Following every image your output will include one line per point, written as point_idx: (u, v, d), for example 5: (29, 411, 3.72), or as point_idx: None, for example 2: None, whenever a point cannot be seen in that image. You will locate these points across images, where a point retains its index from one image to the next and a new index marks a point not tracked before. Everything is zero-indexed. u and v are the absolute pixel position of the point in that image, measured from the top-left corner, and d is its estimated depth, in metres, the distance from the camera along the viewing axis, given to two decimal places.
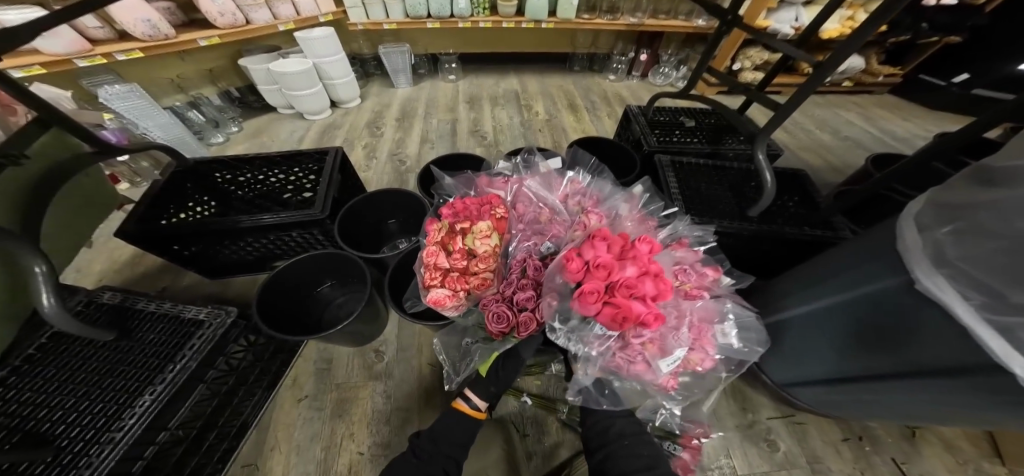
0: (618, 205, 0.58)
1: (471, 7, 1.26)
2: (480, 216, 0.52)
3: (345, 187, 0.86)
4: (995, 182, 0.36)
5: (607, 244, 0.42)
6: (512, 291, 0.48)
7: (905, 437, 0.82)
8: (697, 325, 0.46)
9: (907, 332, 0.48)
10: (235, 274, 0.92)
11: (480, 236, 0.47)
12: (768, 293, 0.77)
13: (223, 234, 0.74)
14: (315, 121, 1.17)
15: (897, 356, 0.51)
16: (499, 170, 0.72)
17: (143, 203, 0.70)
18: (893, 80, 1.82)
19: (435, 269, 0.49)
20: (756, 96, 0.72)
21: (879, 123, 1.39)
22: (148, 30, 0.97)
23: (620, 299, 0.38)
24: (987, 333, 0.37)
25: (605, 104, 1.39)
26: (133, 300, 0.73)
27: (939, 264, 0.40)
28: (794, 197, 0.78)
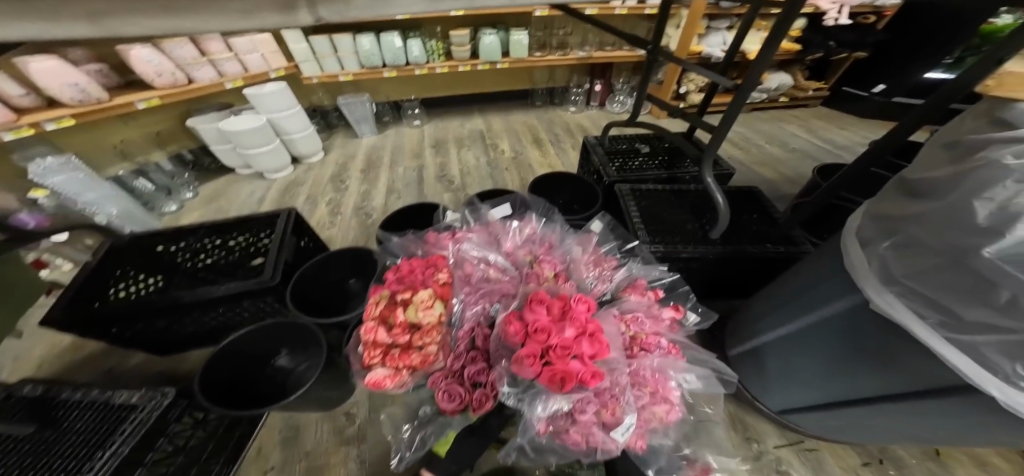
0: (571, 248, 0.55)
1: (426, 54, 1.33)
2: (423, 283, 0.45)
3: (301, 249, 0.83)
4: (918, 193, 0.34)
5: (544, 304, 0.39)
6: (461, 365, 0.42)
7: (930, 458, 0.74)
8: (652, 377, 0.42)
9: (887, 351, 0.44)
10: (189, 348, 0.86)
11: (422, 306, 0.41)
12: (746, 313, 0.72)
13: (168, 310, 0.70)
14: (277, 180, 1.18)
15: (888, 376, 0.46)
16: (446, 223, 0.66)
17: (73, 286, 0.66)
18: (822, 93, 1.66)
19: (374, 347, 0.40)
20: (701, 122, 0.71)
21: (818, 133, 1.41)
22: (76, 95, 0.88)
23: (559, 362, 0.34)
24: (953, 353, 0.32)
25: (568, 136, 1.42)
26: (58, 390, 0.69)
27: (888, 281, 0.37)
28: (754, 214, 0.76)
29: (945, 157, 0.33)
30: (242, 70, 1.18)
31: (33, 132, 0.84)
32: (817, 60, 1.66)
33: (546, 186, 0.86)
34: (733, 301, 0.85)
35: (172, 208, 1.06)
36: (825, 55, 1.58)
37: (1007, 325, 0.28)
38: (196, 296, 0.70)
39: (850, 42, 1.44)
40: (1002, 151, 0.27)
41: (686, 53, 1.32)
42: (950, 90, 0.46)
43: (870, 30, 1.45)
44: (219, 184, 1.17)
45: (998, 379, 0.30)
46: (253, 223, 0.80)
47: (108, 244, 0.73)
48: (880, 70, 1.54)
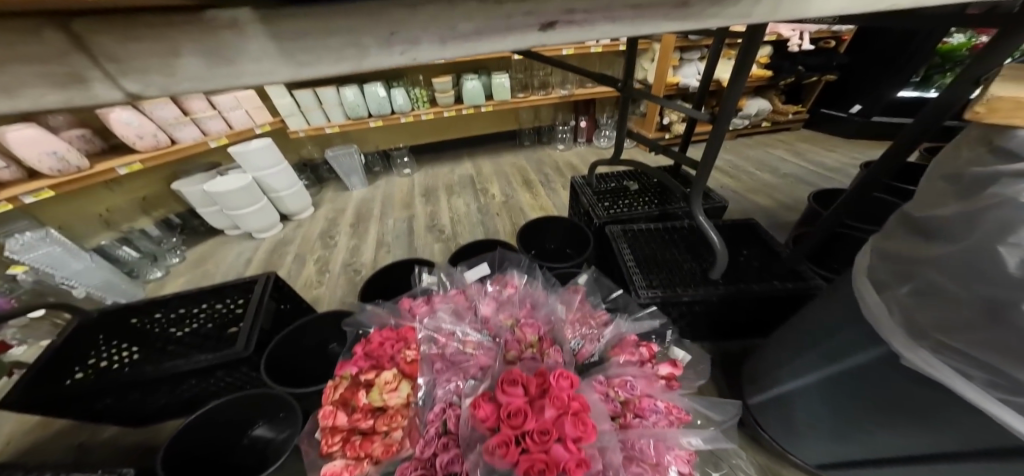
0: (555, 306, 0.51)
1: (411, 102, 1.37)
2: (390, 360, 0.42)
3: (280, 314, 0.77)
4: (929, 232, 0.30)
5: (518, 380, 0.33)
6: (431, 453, 0.34)
7: None
8: (655, 450, 0.34)
9: (937, 408, 0.36)
10: (163, 420, 0.77)
11: (385, 388, 0.38)
12: (761, 357, 0.64)
13: (138, 386, 0.64)
14: (265, 239, 1.17)
15: (945, 433, 0.37)
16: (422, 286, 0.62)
17: (39, 361, 0.62)
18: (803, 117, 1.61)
19: (333, 432, 0.37)
20: (685, 158, 0.69)
21: (808, 156, 1.39)
22: (57, 164, 0.79)
23: (536, 448, 0.28)
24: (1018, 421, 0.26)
25: (558, 175, 1.42)
26: None
27: (916, 334, 0.31)
28: (753, 248, 0.72)
29: (950, 190, 0.29)
30: (226, 127, 1.14)
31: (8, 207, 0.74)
32: (791, 85, 1.62)
33: (535, 232, 0.79)
34: (750, 340, 0.77)
35: (157, 275, 1.04)
36: (797, 81, 1.55)
37: None
38: (166, 370, 0.64)
39: (819, 65, 1.43)
40: (1016, 186, 0.23)
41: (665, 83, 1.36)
42: (934, 109, 0.44)
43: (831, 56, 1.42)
44: (207, 247, 1.16)
45: None
46: (227, 291, 0.75)
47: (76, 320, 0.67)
48: (853, 91, 1.50)
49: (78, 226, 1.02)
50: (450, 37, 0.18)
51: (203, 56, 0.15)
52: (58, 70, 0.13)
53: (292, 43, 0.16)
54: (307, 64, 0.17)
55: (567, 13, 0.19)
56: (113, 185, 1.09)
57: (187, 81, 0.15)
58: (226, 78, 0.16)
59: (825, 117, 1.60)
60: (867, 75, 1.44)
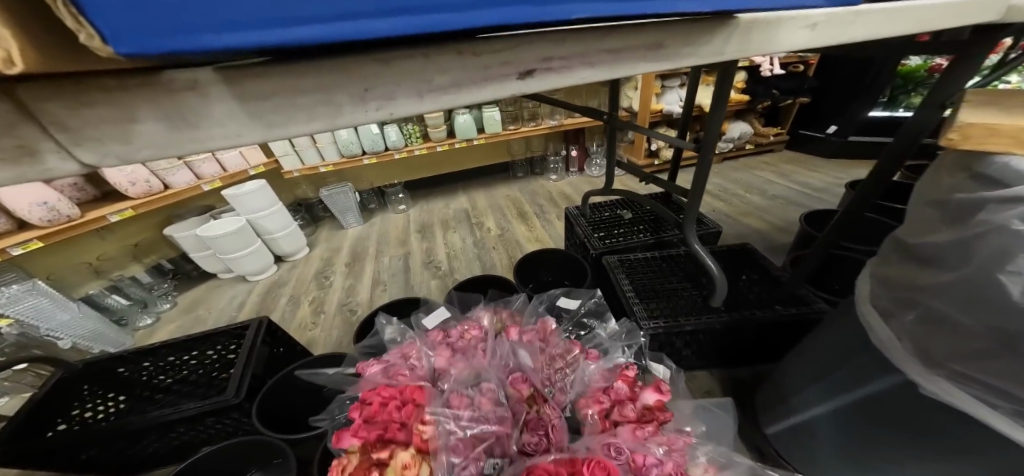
0: (520, 352, 0.47)
1: (405, 138, 1.41)
2: (399, 429, 0.34)
3: (275, 358, 0.74)
4: (926, 260, 0.29)
5: (546, 473, 0.29)
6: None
7: None
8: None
9: (964, 443, 0.34)
10: (149, 471, 0.74)
11: (402, 474, 0.30)
12: (774, 383, 0.60)
13: (122, 436, 0.62)
14: (259, 281, 1.15)
15: (983, 466, 0.34)
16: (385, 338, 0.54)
17: (21, 414, 0.61)
18: (783, 139, 1.67)
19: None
20: (675, 186, 0.70)
21: (795, 177, 1.42)
22: (47, 214, 0.78)
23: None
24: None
25: (552, 205, 1.44)
26: None
27: (930, 364, 0.29)
28: (753, 274, 0.71)
29: (938, 217, 0.28)
30: (221, 170, 1.14)
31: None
32: (768, 108, 1.69)
33: (530, 266, 0.78)
34: (759, 367, 0.74)
35: (147, 322, 1.01)
36: (773, 104, 1.63)
37: None
38: (151, 419, 0.61)
39: (792, 89, 1.51)
40: (1004, 213, 0.23)
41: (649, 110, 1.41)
42: (909, 133, 0.45)
43: (802, 79, 1.49)
44: (199, 291, 1.14)
45: None
46: (219, 338, 0.73)
47: (62, 370, 0.67)
48: (826, 112, 1.57)
49: (69, 276, 1.00)
50: (426, 91, 0.15)
51: (163, 120, 0.11)
52: (7, 143, 0.10)
53: (262, 103, 0.13)
54: (283, 125, 0.13)
55: (544, 61, 0.17)
56: (105, 232, 1.07)
57: (150, 149, 0.12)
58: (190, 147, 0.12)
59: (804, 138, 1.65)
60: (837, 98, 1.52)
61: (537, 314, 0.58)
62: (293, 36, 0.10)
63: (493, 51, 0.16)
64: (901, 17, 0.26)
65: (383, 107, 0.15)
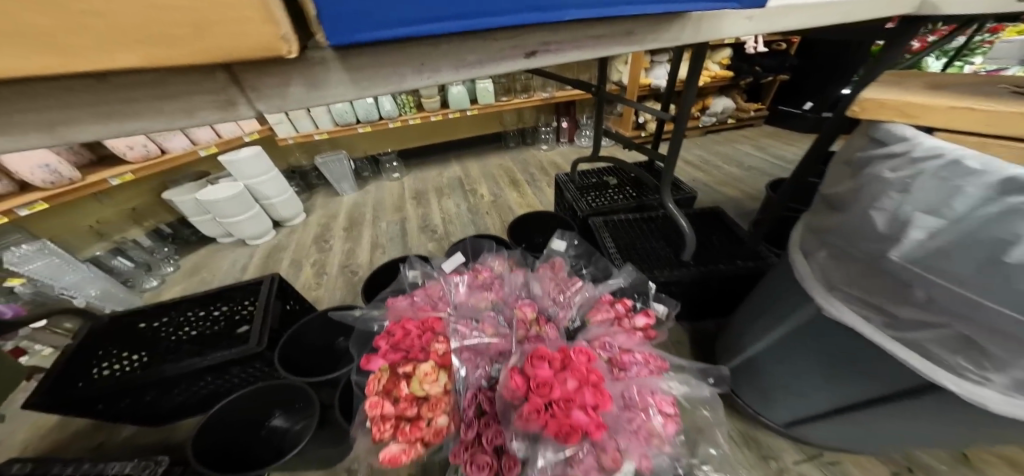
0: (533, 283, 0.56)
1: (399, 108, 1.43)
2: (421, 352, 0.42)
3: (288, 314, 0.79)
4: (836, 206, 0.37)
5: (545, 357, 0.37)
6: (474, 434, 0.39)
7: (959, 462, 0.66)
8: (638, 394, 0.40)
9: (863, 357, 0.44)
10: (177, 420, 0.82)
11: (426, 378, 0.38)
12: (733, 326, 0.70)
13: (157, 384, 0.68)
14: (260, 245, 1.20)
15: (869, 377, 0.45)
16: (406, 280, 0.61)
17: (53, 373, 0.62)
18: (764, 113, 1.74)
19: (382, 420, 0.38)
20: (657, 154, 0.77)
21: (771, 149, 1.50)
22: (49, 177, 0.80)
23: (562, 415, 0.32)
24: (902, 351, 0.33)
25: (543, 174, 1.49)
26: (45, 467, 0.59)
27: (830, 287, 0.38)
28: (719, 233, 0.81)
29: (847, 171, 0.36)
30: (215, 137, 1.15)
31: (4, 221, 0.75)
32: (752, 83, 1.74)
33: (524, 227, 0.85)
34: (716, 319, 0.85)
35: (153, 284, 1.05)
36: (757, 80, 1.68)
37: (936, 319, 0.30)
38: (185, 368, 0.68)
39: (774, 66, 1.56)
40: (881, 165, 0.31)
41: (638, 84, 1.45)
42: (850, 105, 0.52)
43: (785, 56, 1.54)
44: (200, 256, 1.17)
45: (948, 370, 0.31)
46: (231, 294, 0.76)
47: (89, 325, 0.68)
48: (805, 89, 1.64)
49: (70, 240, 1.03)
50: (461, 66, 0.21)
51: (303, 84, 0.17)
52: (221, 97, 0.16)
53: (359, 73, 0.19)
54: (370, 89, 0.19)
55: (544, 44, 0.23)
56: (103, 196, 1.09)
57: (293, 104, 0.18)
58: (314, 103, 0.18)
59: (783, 113, 1.73)
60: (817, 75, 1.57)
61: (547, 254, 0.66)
62: (395, 32, 0.16)
63: (507, 38, 0.21)
64: (824, 11, 0.32)
65: (430, 78, 0.21)
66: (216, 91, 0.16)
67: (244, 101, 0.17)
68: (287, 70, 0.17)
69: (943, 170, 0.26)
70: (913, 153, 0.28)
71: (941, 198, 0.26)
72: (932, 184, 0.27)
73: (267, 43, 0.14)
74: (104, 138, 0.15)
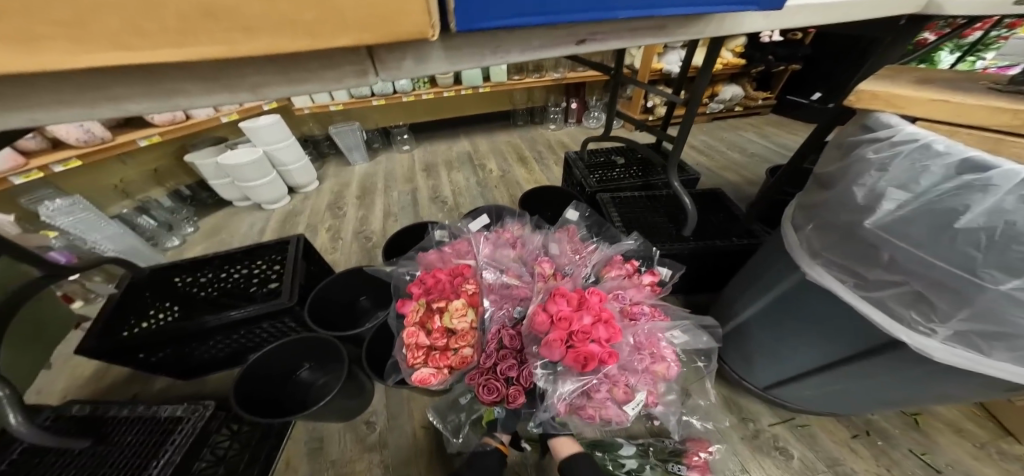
0: (550, 244, 0.63)
1: (413, 83, 1.45)
2: (453, 292, 0.51)
3: (312, 273, 0.84)
4: (825, 184, 0.43)
5: (564, 296, 0.45)
6: (492, 362, 0.46)
7: (911, 426, 0.75)
8: (647, 340, 0.48)
9: (841, 322, 0.50)
10: (210, 373, 0.83)
11: (456, 313, 0.48)
12: (724, 298, 0.77)
13: (195, 337, 0.70)
14: (275, 210, 1.24)
15: (842, 339, 0.51)
16: (434, 239, 0.67)
17: (103, 317, 0.67)
18: (772, 102, 1.76)
19: (416, 348, 0.47)
20: (665, 135, 0.81)
21: (774, 138, 1.54)
22: (84, 135, 0.91)
23: (580, 345, 0.40)
24: (869, 309, 0.39)
25: (550, 152, 1.53)
26: (105, 407, 0.64)
27: (815, 255, 0.44)
28: (719, 213, 0.87)
29: (837, 153, 0.42)
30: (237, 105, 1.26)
31: (39, 175, 0.86)
32: (762, 72, 1.75)
33: (536, 200, 0.91)
34: (707, 294, 0.91)
35: (175, 243, 1.10)
36: (767, 69, 1.69)
37: (895, 278, 0.36)
38: (218, 321, 0.69)
39: (787, 56, 1.58)
40: (866, 148, 0.36)
41: (650, 69, 1.47)
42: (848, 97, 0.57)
43: (797, 47, 1.55)
44: (218, 218, 1.21)
45: (901, 323, 0.37)
46: (263, 251, 0.82)
47: (129, 276, 0.72)
48: (815, 79, 1.64)
49: (96, 197, 1.09)
50: (527, 49, 0.31)
51: (415, 58, 0.27)
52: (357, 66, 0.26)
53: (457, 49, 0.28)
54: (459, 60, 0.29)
55: (592, 34, 0.31)
56: (126, 158, 1.14)
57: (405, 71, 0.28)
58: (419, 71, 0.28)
59: (791, 103, 1.74)
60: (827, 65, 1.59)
61: (560, 223, 0.71)
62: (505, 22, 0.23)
63: (565, 30, 0.30)
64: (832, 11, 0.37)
65: (501, 56, 0.31)
66: (358, 64, 0.25)
67: (373, 71, 0.27)
68: (406, 48, 0.26)
69: (915, 152, 0.31)
70: (893, 138, 0.33)
71: (911, 175, 0.32)
72: (905, 164, 0.32)
73: (421, 28, 0.20)
74: (285, 96, 0.25)
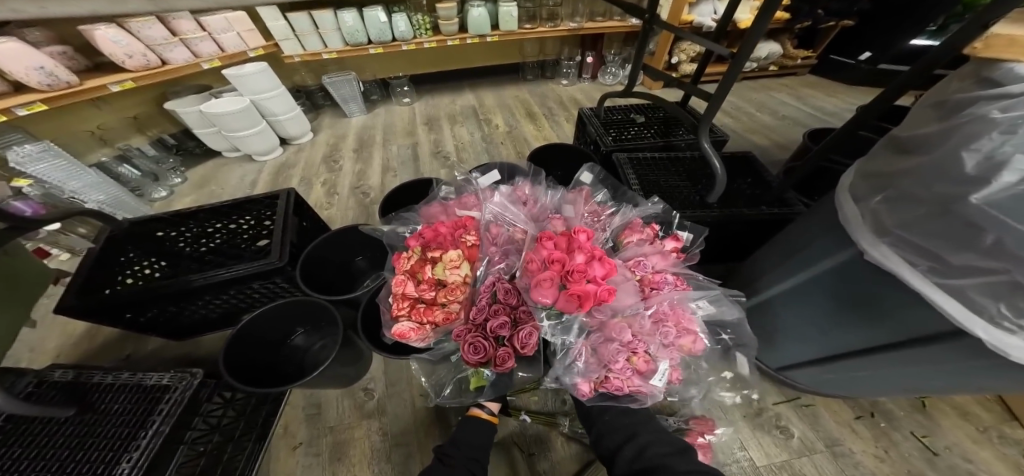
0: (564, 206, 0.55)
1: (413, 29, 1.31)
2: (452, 243, 0.45)
3: (304, 230, 0.78)
4: (909, 150, 0.36)
5: (551, 240, 0.41)
6: (484, 318, 0.41)
7: (917, 409, 0.73)
8: (673, 310, 0.43)
9: (883, 312, 0.45)
10: (205, 333, 0.81)
11: (449, 265, 0.42)
12: (741, 274, 0.72)
13: (181, 295, 0.65)
14: (266, 163, 1.16)
15: (886, 327, 0.46)
16: (438, 196, 0.61)
17: (81, 273, 0.62)
18: (811, 62, 1.59)
19: (402, 298, 0.43)
20: (697, 90, 0.71)
21: (809, 101, 1.41)
22: (46, 79, 0.82)
23: (575, 283, 0.35)
24: (944, 299, 0.34)
25: (562, 108, 1.41)
26: (89, 374, 0.61)
27: (882, 233, 0.38)
28: (748, 180, 0.79)
29: (934, 115, 0.34)
30: (219, 50, 1.14)
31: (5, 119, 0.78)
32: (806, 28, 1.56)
33: (546, 158, 0.83)
34: (727, 264, 0.86)
35: (162, 194, 1.05)
36: (813, 25, 1.51)
37: (988, 266, 0.30)
38: (206, 280, 0.65)
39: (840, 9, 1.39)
40: (987, 107, 0.28)
41: (679, 20, 1.31)
42: (935, 55, 0.47)
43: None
44: (207, 169, 1.15)
45: (982, 318, 0.32)
46: (251, 206, 0.76)
47: (108, 230, 0.68)
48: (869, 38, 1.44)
49: (74, 144, 1.01)
50: None
51: None
52: None
53: None
54: None
55: None
56: (100, 103, 1.05)
57: None
58: None
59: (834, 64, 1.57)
60: (886, 22, 1.36)
61: (573, 184, 0.64)
62: None
63: None
64: None
65: None
66: None
67: None
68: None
69: None
70: None
71: None
72: None
73: None
74: None
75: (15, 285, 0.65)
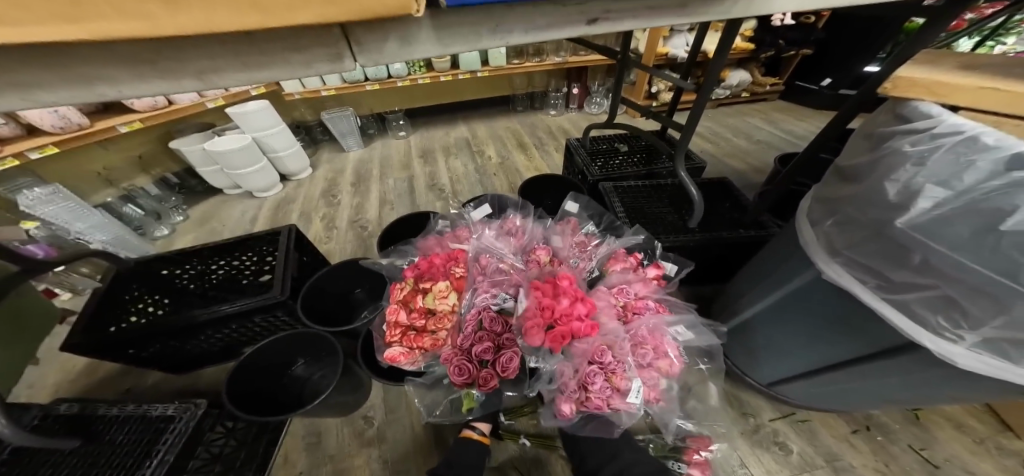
0: (552, 236, 0.59)
1: (408, 67, 1.40)
2: (443, 274, 0.48)
3: (304, 264, 0.81)
4: (850, 178, 0.40)
5: (540, 287, 0.44)
6: (469, 343, 0.43)
7: (911, 422, 0.74)
8: (650, 335, 0.46)
9: (856, 324, 0.47)
10: (203, 368, 0.81)
11: (439, 295, 0.45)
12: (725, 296, 0.75)
13: (181, 331, 0.67)
14: (267, 198, 1.20)
15: (862, 337, 0.48)
16: (435, 229, 0.65)
17: (89, 310, 0.64)
18: (780, 87, 1.70)
19: (394, 326, 0.45)
20: (672, 122, 0.77)
21: (781, 124, 1.50)
22: (58, 121, 0.86)
23: (562, 325, 0.40)
24: (893, 313, 0.37)
25: (551, 138, 1.49)
26: (94, 406, 0.62)
27: (833, 253, 0.41)
28: (726, 203, 0.84)
29: (864, 146, 0.39)
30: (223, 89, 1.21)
31: (16, 163, 0.82)
32: (771, 57, 1.69)
33: (535, 189, 0.87)
34: (713, 284, 0.89)
35: (164, 233, 1.07)
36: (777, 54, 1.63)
37: (924, 281, 0.33)
38: (208, 315, 0.67)
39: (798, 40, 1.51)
40: (901, 140, 0.33)
41: (654, 53, 1.41)
42: (873, 86, 0.52)
43: (810, 30, 1.48)
44: (209, 206, 1.19)
45: (927, 330, 0.35)
46: (253, 243, 0.78)
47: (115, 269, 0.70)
48: (826, 65, 1.57)
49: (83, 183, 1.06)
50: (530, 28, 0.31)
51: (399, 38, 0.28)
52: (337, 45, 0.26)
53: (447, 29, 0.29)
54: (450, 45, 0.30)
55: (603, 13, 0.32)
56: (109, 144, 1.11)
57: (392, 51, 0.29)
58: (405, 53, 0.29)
59: (801, 89, 1.68)
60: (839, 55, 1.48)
61: (561, 214, 0.68)
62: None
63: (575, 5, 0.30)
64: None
65: (503, 36, 0.31)
66: (331, 48, 0.26)
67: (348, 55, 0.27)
68: (388, 30, 0.27)
69: (959, 144, 0.28)
70: (934, 130, 0.30)
71: (953, 171, 0.28)
72: (947, 158, 0.29)
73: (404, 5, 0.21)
74: (235, 81, 0.25)
75: (22, 327, 0.67)
